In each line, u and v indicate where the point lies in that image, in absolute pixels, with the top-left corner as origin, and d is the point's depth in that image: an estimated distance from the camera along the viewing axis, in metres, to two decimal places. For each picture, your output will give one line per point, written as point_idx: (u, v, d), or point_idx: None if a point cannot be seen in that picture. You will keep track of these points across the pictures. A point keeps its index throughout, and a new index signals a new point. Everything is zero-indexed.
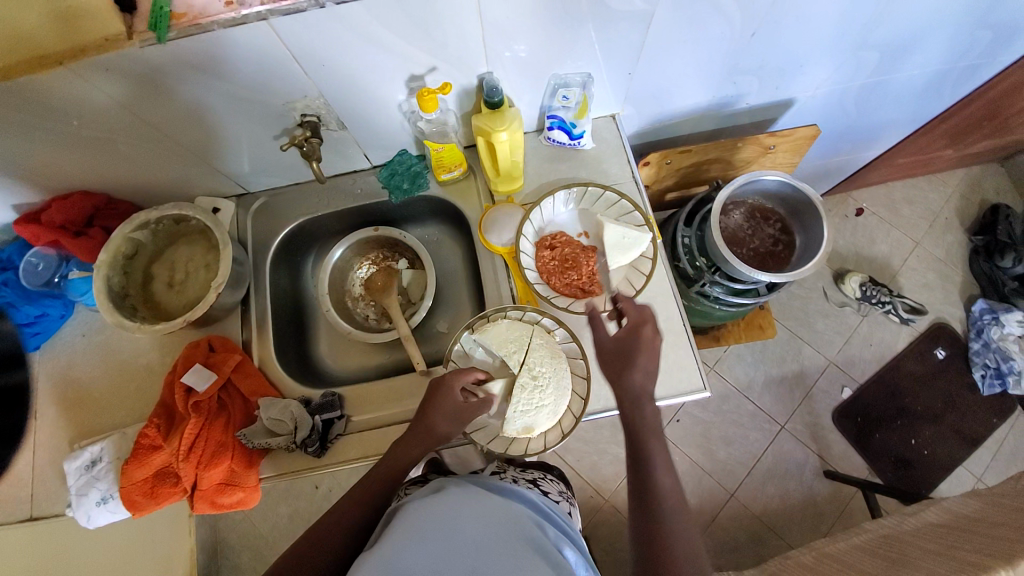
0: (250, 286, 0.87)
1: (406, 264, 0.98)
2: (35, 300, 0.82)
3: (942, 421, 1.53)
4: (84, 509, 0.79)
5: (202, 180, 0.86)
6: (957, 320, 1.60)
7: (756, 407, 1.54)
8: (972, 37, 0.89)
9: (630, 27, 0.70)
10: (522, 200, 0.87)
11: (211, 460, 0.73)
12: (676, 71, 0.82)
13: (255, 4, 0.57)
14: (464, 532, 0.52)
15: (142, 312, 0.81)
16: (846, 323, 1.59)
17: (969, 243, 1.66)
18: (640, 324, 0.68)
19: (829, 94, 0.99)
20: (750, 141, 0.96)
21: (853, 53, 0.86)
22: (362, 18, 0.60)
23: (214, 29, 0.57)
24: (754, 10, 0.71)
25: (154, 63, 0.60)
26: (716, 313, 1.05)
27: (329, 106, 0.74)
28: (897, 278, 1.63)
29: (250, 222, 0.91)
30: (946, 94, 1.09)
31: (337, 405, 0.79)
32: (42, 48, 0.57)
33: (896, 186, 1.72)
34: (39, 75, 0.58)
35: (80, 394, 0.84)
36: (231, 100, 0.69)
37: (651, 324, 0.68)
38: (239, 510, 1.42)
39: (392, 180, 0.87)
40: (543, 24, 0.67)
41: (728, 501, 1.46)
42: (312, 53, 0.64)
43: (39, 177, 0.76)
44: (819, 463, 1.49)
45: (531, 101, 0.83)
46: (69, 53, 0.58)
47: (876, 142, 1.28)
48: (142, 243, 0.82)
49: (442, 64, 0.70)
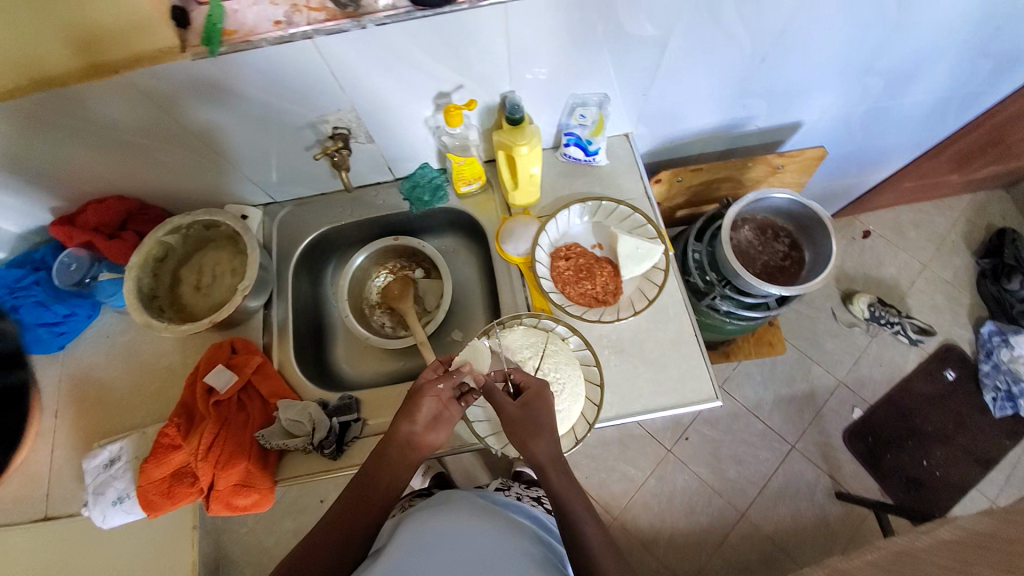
0: (273, 291, 0.90)
1: (422, 273, 1.01)
2: (64, 300, 0.85)
3: (954, 443, 1.52)
4: (100, 509, 0.76)
5: (232, 188, 0.90)
6: (967, 342, 1.60)
7: (766, 426, 1.53)
8: (973, 66, 0.92)
9: (647, 51, 0.74)
10: (538, 212, 0.90)
11: (229, 460, 0.73)
12: (689, 93, 0.86)
13: (302, 24, 0.61)
14: (464, 538, 0.57)
15: (169, 313, 0.84)
16: (855, 343, 1.60)
17: (976, 265, 1.67)
18: (538, 395, 0.68)
19: (835, 118, 1.02)
20: (759, 161, 1.00)
21: (859, 79, 0.90)
22: (399, 38, 0.64)
23: (262, 45, 0.61)
24: (764, 37, 0.75)
25: (202, 75, 0.64)
26: (726, 327, 1.06)
27: (360, 120, 0.78)
28: (905, 299, 1.64)
29: (276, 230, 0.95)
30: (950, 119, 1.12)
31: (354, 408, 0.80)
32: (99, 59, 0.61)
33: (902, 209, 1.75)
34: (95, 83, 0.62)
35: (101, 393, 0.86)
36: (267, 112, 0.73)
37: (542, 386, 0.69)
38: (244, 521, 1.41)
39: (413, 192, 0.91)
40: (565, 47, 0.71)
41: (738, 521, 1.44)
42: (350, 70, 0.68)
43: (80, 181, 0.80)
44: (830, 484, 1.48)
45: (549, 119, 0.86)
46: (126, 63, 0.62)
47: (882, 165, 1.32)
48: (171, 246, 0.85)
49: (469, 82, 0.74)
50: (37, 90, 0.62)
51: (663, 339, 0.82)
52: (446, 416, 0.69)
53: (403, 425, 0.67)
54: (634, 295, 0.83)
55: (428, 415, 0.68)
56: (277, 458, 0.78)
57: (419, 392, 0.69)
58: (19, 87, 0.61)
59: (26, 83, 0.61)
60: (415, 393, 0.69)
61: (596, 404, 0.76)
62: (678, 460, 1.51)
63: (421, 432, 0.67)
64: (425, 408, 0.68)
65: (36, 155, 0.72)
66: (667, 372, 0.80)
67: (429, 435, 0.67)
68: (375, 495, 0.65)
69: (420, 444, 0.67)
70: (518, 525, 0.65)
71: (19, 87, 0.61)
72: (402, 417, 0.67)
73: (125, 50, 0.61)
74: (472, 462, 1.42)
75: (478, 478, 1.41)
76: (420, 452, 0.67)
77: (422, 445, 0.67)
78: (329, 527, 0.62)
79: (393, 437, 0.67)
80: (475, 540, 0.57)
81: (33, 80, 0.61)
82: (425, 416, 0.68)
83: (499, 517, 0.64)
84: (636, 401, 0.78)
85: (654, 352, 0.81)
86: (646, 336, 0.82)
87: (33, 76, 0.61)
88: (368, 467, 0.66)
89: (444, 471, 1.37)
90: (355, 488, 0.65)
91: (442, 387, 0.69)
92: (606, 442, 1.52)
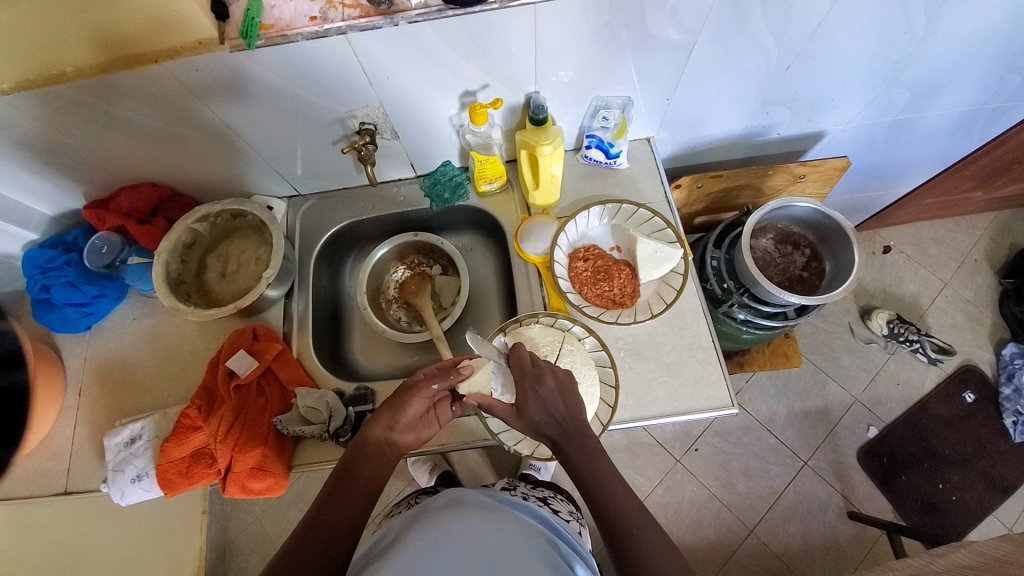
0: (294, 281, 0.92)
1: (439, 270, 1.02)
2: (95, 282, 0.87)
3: (971, 467, 1.49)
4: (119, 486, 0.77)
5: (259, 179, 0.92)
6: (987, 363, 1.56)
7: (778, 441, 1.51)
8: (1002, 81, 0.92)
9: (671, 56, 0.74)
10: (557, 213, 0.91)
11: (246, 443, 0.75)
12: (712, 99, 0.86)
13: (337, 20, 0.63)
14: (466, 532, 0.57)
15: (194, 299, 0.86)
16: (872, 360, 1.58)
17: (1000, 285, 1.64)
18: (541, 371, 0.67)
19: (859, 129, 1.02)
20: (780, 170, 1.00)
21: (885, 90, 0.89)
22: (430, 37, 0.65)
23: (298, 40, 0.63)
24: (790, 45, 0.75)
25: (239, 66, 0.67)
26: (741, 336, 1.06)
27: (386, 116, 0.80)
28: (925, 317, 1.61)
29: (299, 222, 0.97)
30: (976, 135, 1.11)
31: (370, 398, 0.82)
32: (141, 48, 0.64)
33: (924, 225, 1.72)
34: (137, 70, 0.64)
35: (124, 374, 0.88)
36: (297, 105, 0.75)
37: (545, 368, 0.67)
38: (253, 511, 1.43)
39: (435, 188, 0.92)
40: (589, 51, 0.72)
41: (747, 537, 1.42)
42: (380, 67, 0.70)
43: (116, 167, 0.83)
44: (842, 503, 1.45)
45: (571, 120, 0.87)
46: (167, 53, 0.64)
47: (905, 180, 1.30)
48: (200, 233, 0.88)
49: (495, 82, 0.75)
50: (81, 77, 0.64)
51: (679, 343, 0.82)
52: (432, 416, 0.72)
53: (386, 419, 0.68)
54: (651, 298, 0.84)
55: (414, 413, 0.70)
56: (293, 444, 0.79)
57: (411, 388, 0.70)
58: (66, 75, 0.64)
59: (72, 71, 0.64)
60: (406, 389, 0.70)
61: (609, 406, 0.76)
62: (687, 471, 1.49)
63: (401, 430, 0.69)
64: (413, 406, 0.69)
65: (77, 141, 0.75)
66: (682, 376, 0.80)
67: (408, 434, 0.69)
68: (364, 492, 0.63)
69: (398, 442, 0.68)
70: (522, 523, 0.64)
71: (65, 73, 0.64)
72: (390, 412, 0.68)
73: (166, 40, 0.63)
74: (479, 462, 1.42)
75: (485, 479, 1.41)
76: (397, 451, 0.69)
77: (399, 443, 0.69)
78: (331, 511, 0.60)
79: (374, 431, 0.68)
80: (478, 535, 0.57)
81: (78, 68, 0.64)
82: (410, 414, 0.69)
83: (502, 515, 0.64)
84: (649, 405, 0.78)
85: (669, 356, 0.81)
86: (661, 340, 0.82)
87: (78, 63, 0.64)
88: (348, 458, 0.66)
89: (451, 470, 1.38)
90: (340, 474, 0.64)
91: (436, 385, 0.69)
92: (614, 449, 1.52)
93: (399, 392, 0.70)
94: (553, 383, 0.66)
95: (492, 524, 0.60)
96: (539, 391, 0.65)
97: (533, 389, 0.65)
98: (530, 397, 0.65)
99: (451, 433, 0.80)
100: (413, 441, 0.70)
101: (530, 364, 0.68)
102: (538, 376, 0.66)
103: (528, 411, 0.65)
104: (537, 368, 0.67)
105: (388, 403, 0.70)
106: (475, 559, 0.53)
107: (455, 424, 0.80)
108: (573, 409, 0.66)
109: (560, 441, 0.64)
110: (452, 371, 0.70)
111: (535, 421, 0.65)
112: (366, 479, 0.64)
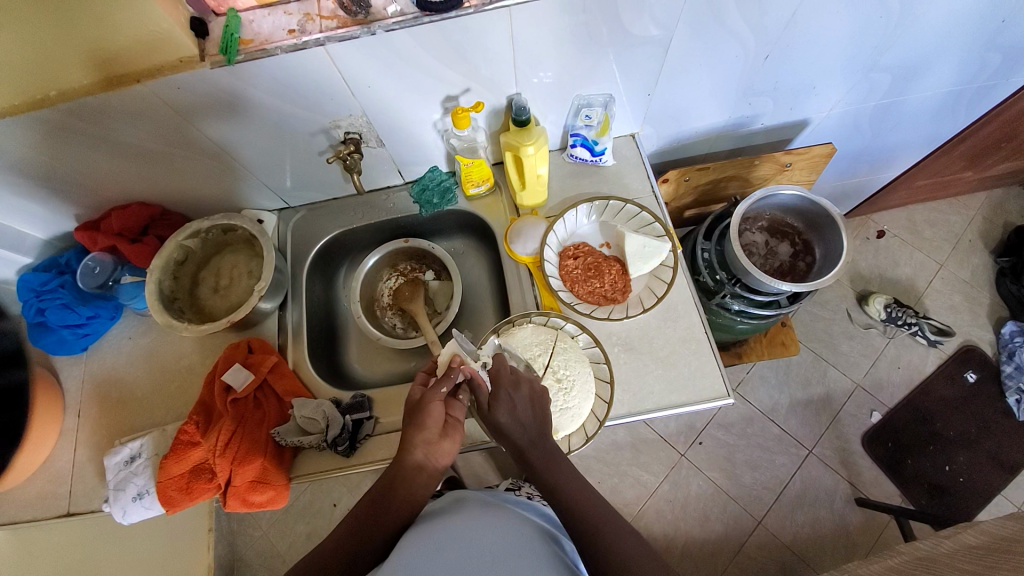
0: (288, 293, 0.92)
1: (432, 275, 1.03)
2: (88, 303, 0.87)
3: (977, 447, 1.48)
4: (121, 505, 0.78)
5: (248, 193, 0.93)
6: (987, 343, 1.56)
7: (782, 431, 1.51)
8: (982, 60, 0.92)
9: (650, 51, 0.75)
10: (546, 213, 0.91)
11: (245, 457, 0.75)
12: (695, 92, 0.86)
13: (315, 32, 0.63)
14: (475, 528, 0.57)
15: (189, 314, 0.86)
16: (871, 345, 1.58)
17: (995, 264, 1.64)
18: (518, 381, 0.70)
19: (843, 115, 1.02)
20: (767, 159, 1.00)
21: (866, 75, 0.90)
22: (408, 44, 0.66)
23: (277, 53, 0.63)
24: (766, 36, 0.76)
25: (221, 82, 0.67)
26: (736, 326, 1.06)
27: (370, 124, 0.80)
28: (923, 299, 1.61)
29: (291, 233, 0.97)
30: (961, 115, 1.11)
31: (366, 406, 0.81)
32: (122, 68, 0.64)
33: (916, 209, 1.72)
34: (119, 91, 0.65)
35: (122, 393, 0.88)
36: (282, 118, 0.76)
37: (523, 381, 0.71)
38: (258, 526, 1.43)
39: (424, 194, 0.94)
40: (567, 52, 0.73)
41: (756, 528, 1.42)
42: (360, 77, 0.70)
43: (105, 188, 0.83)
44: (849, 490, 1.45)
45: (555, 120, 0.88)
46: (150, 73, 0.64)
47: (894, 164, 1.31)
48: (191, 250, 0.87)
49: (476, 85, 0.75)
50: (66, 100, 0.65)
51: (672, 336, 0.82)
52: (453, 420, 0.71)
53: (417, 435, 0.68)
54: (642, 293, 0.84)
55: (436, 421, 0.69)
56: (291, 455, 0.79)
57: (423, 401, 0.71)
58: (49, 98, 0.64)
59: (56, 94, 0.64)
60: (419, 403, 0.71)
61: (605, 402, 0.76)
62: (692, 465, 1.49)
63: (436, 440, 0.68)
64: (433, 414, 0.69)
65: (66, 164, 0.76)
66: (677, 369, 0.80)
67: (444, 442, 0.68)
68: (391, 512, 0.63)
69: (437, 453, 0.67)
70: (526, 521, 0.64)
71: (50, 97, 0.64)
72: (417, 426, 0.68)
73: (149, 60, 0.64)
74: (483, 466, 1.42)
75: (489, 481, 1.41)
76: (437, 463, 0.67)
77: (439, 455, 0.67)
78: (350, 529, 0.61)
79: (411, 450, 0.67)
80: (487, 532, 0.57)
81: (62, 91, 0.64)
82: (435, 422, 0.69)
83: (507, 513, 0.64)
84: (645, 399, 0.78)
85: (663, 349, 0.81)
86: (655, 334, 0.82)
87: (62, 88, 0.64)
88: (387, 477, 0.65)
89: (456, 474, 1.38)
90: (376, 496, 0.64)
91: (443, 389, 0.71)
92: (618, 446, 1.51)
93: (416, 410, 0.70)
94: (528, 391, 0.70)
95: (500, 524, 0.60)
96: (514, 397, 0.69)
97: (507, 394, 0.68)
98: (503, 399, 0.68)
99: None
100: (451, 448, 0.69)
101: (509, 371, 0.71)
102: (515, 383, 0.70)
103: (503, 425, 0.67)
104: (516, 375, 0.71)
105: (409, 422, 0.70)
106: (485, 552, 0.53)
107: None
108: (540, 419, 0.68)
109: (527, 453, 0.66)
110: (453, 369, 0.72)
111: (505, 424, 0.67)
112: (404, 496, 0.64)
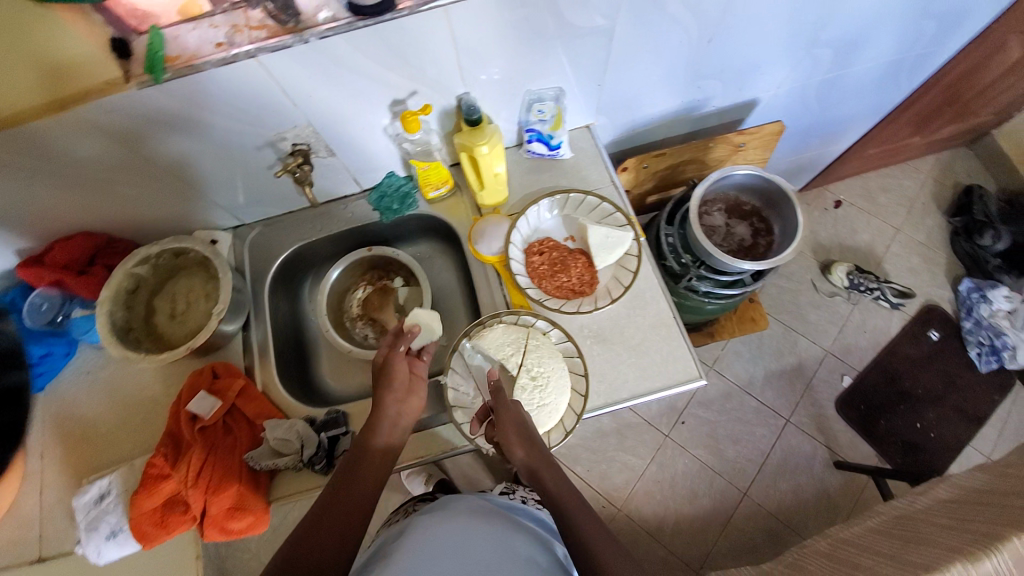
0: (250, 313, 0.89)
1: (401, 281, 1.01)
2: (39, 340, 0.83)
3: (945, 402, 1.55)
4: (94, 545, 0.76)
5: (198, 213, 0.89)
6: (947, 301, 1.63)
7: (759, 403, 1.55)
8: (919, 28, 0.95)
9: (595, 41, 0.75)
10: (508, 211, 0.91)
11: (219, 486, 0.73)
12: (643, 79, 0.87)
13: (244, 44, 0.61)
14: (467, 534, 0.57)
15: (146, 344, 0.83)
16: (837, 312, 1.63)
17: (948, 224, 1.71)
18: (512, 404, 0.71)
19: (791, 91, 1.04)
20: (720, 141, 1.02)
21: (807, 52, 0.92)
22: (345, 51, 0.64)
23: (206, 69, 0.61)
24: (707, 20, 0.77)
25: (152, 103, 0.64)
26: (706, 308, 1.07)
27: (317, 134, 0.78)
28: (882, 264, 1.67)
29: (247, 251, 0.94)
30: (904, 82, 1.15)
31: (341, 421, 0.80)
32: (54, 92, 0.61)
33: (870, 176, 1.78)
34: (59, 115, 0.61)
35: (82, 432, 0.84)
36: (224, 134, 0.73)
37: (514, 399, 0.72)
38: (247, 550, 1.40)
39: (382, 202, 0.90)
40: (512, 48, 0.72)
41: (742, 500, 1.46)
42: (299, 88, 0.68)
43: (42, 222, 0.79)
44: (827, 454, 1.50)
45: (508, 117, 0.87)
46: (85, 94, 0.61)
47: (844, 135, 1.35)
48: (142, 277, 0.84)
49: (422, 87, 0.74)
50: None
51: (642, 324, 0.83)
52: (418, 376, 0.72)
53: (387, 396, 0.68)
54: (609, 283, 0.84)
55: (402, 377, 0.70)
56: (268, 478, 0.78)
57: (384, 364, 0.71)
58: None
59: None
60: (382, 367, 0.72)
61: (581, 394, 0.77)
62: (677, 444, 1.52)
63: (405, 398, 0.69)
64: (399, 371, 0.70)
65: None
66: (649, 356, 0.81)
67: (411, 398, 0.70)
68: (370, 469, 0.65)
69: (405, 410, 0.69)
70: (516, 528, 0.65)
71: None
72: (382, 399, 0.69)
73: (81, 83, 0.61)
74: (471, 466, 1.41)
75: (479, 481, 1.41)
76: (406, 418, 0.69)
77: (408, 412, 0.69)
78: (334, 496, 0.61)
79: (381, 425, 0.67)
80: (479, 539, 0.57)
81: None
82: (402, 380, 0.70)
83: (498, 518, 0.64)
84: (621, 388, 0.79)
85: (635, 337, 0.82)
86: (625, 323, 0.83)
87: None
88: (358, 443, 0.67)
89: (445, 477, 1.37)
90: (349, 462, 0.65)
91: (402, 346, 0.73)
92: (604, 434, 1.53)
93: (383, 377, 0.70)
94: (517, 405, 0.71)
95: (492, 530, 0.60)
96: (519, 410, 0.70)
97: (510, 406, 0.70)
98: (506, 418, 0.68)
99: (428, 443, 0.79)
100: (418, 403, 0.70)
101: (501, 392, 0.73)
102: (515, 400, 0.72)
103: (510, 443, 0.67)
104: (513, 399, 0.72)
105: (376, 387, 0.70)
106: (478, 559, 0.53)
107: (433, 434, 0.79)
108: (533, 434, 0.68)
109: (539, 472, 0.66)
110: (407, 333, 0.75)
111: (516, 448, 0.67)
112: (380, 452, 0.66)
